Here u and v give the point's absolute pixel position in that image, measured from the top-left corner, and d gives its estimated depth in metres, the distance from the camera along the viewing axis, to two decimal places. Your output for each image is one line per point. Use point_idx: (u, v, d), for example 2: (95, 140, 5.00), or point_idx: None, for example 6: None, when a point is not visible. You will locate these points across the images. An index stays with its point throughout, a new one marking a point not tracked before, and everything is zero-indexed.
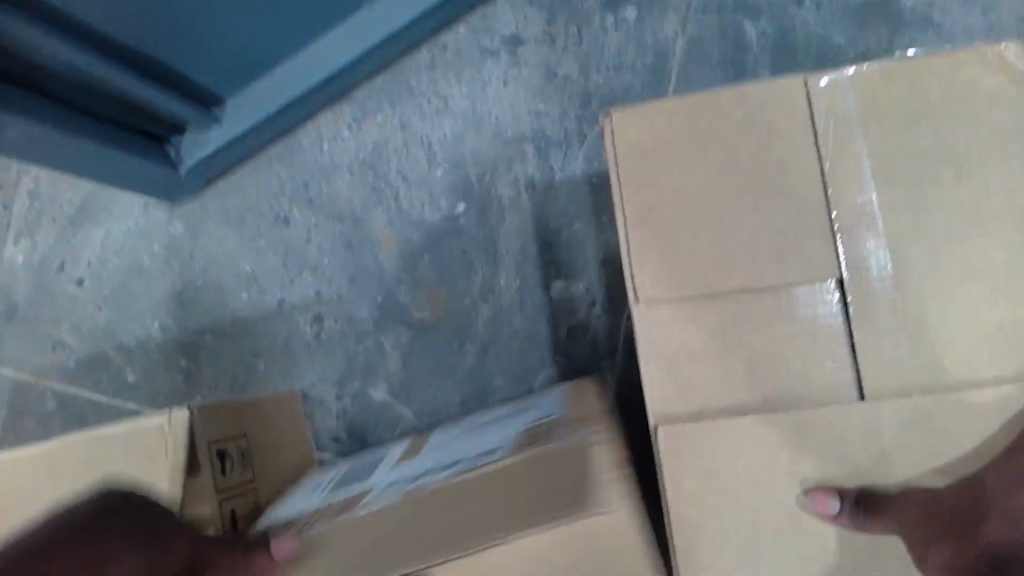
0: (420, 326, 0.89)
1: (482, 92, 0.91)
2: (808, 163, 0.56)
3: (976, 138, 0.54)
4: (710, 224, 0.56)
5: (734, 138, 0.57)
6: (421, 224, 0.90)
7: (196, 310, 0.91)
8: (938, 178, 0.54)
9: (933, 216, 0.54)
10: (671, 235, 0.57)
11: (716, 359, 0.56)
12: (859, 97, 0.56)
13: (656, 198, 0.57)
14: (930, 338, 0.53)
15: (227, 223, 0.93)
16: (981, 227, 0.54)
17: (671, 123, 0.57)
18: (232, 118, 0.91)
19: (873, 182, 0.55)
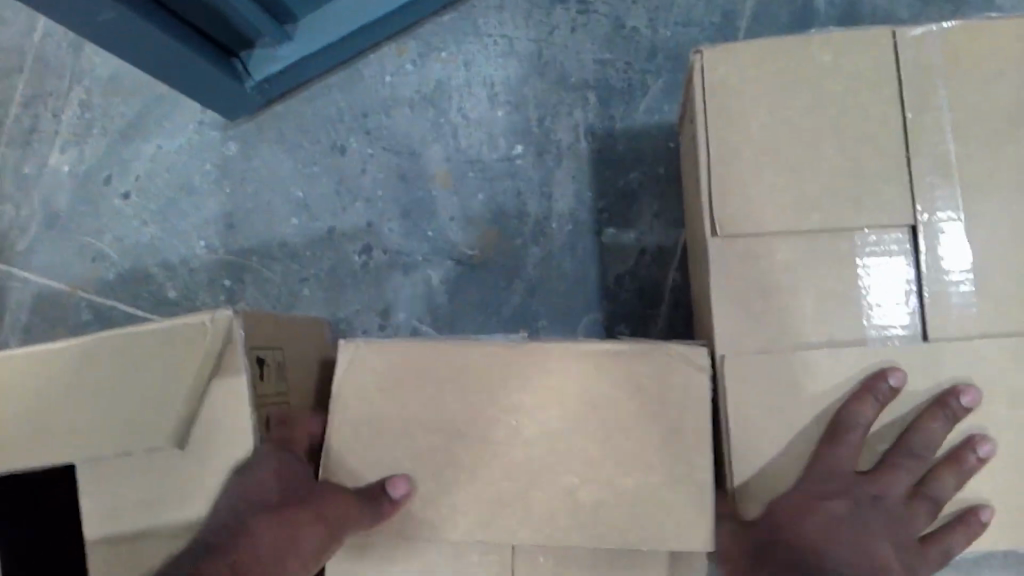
0: (468, 263, 0.87)
1: (549, 36, 0.89)
2: (893, 111, 0.57)
3: None
4: (794, 164, 0.58)
5: (823, 80, 0.58)
6: (477, 163, 0.89)
7: (242, 232, 0.92)
8: (1014, 135, 0.56)
9: (1009, 172, 0.56)
10: (755, 169, 0.58)
11: (789, 295, 0.57)
12: (947, 52, 0.57)
13: (743, 134, 0.59)
14: (993, 291, 0.55)
15: (281, 147, 0.92)
16: None
17: (763, 63, 0.59)
18: (301, 38, 0.88)
19: (953, 133, 0.57)
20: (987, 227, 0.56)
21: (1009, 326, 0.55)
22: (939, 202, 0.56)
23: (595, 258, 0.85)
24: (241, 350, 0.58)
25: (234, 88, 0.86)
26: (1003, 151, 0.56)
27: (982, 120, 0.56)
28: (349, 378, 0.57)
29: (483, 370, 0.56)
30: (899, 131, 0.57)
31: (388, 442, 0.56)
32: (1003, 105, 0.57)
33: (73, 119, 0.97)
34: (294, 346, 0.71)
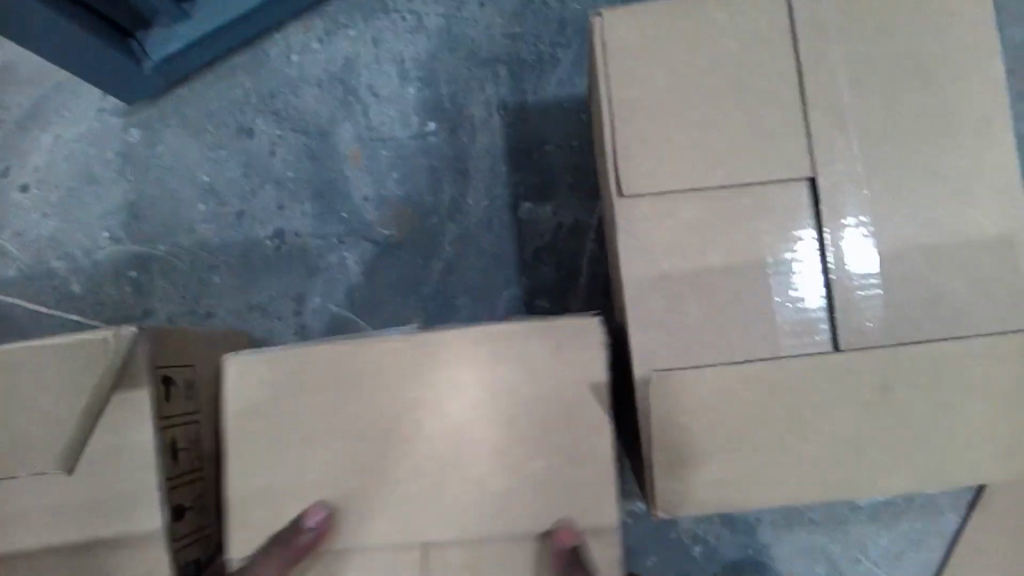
0: (385, 243, 0.85)
1: (458, 12, 0.88)
2: (786, 63, 0.57)
3: (940, 51, 0.56)
4: (693, 122, 0.57)
5: (718, 34, 0.58)
6: (390, 141, 0.87)
7: (148, 221, 0.88)
8: (907, 84, 0.56)
9: (901, 122, 0.56)
10: (656, 126, 0.57)
11: (693, 255, 0.56)
12: (839, 3, 0.57)
13: (642, 93, 0.57)
14: (891, 238, 0.55)
15: (186, 131, 0.89)
16: (944, 135, 0.56)
17: (659, 20, 0.58)
18: (199, 16, 0.85)
19: (849, 83, 0.56)
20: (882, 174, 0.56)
21: (906, 272, 0.55)
22: (838, 150, 0.56)
23: (512, 233, 0.84)
24: (144, 367, 0.53)
25: (130, 68, 0.83)
26: (897, 101, 0.56)
27: (875, 70, 0.56)
28: (234, 401, 0.51)
29: (377, 372, 0.51)
30: (795, 84, 0.57)
31: (293, 462, 0.50)
32: (896, 55, 0.57)
33: None
34: (208, 364, 0.66)
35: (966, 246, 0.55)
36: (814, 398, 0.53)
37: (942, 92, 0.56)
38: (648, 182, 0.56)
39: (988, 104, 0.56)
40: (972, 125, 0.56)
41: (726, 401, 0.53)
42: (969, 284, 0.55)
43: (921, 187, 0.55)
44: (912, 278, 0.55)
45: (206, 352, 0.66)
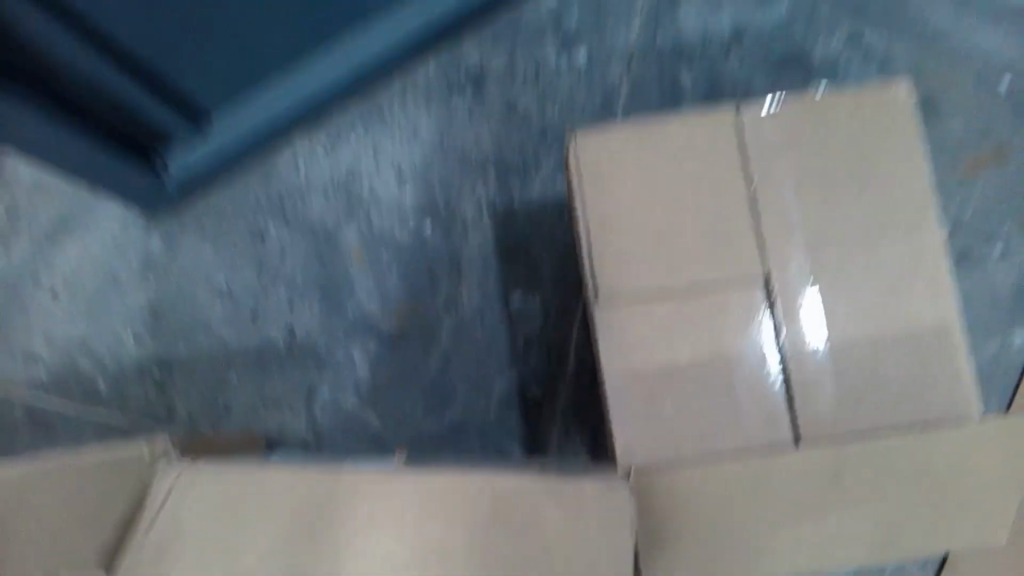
0: (386, 337, 0.93)
1: (450, 121, 0.95)
2: (743, 180, 0.61)
3: (877, 165, 0.61)
4: (661, 237, 0.61)
5: (683, 154, 0.61)
6: (390, 242, 0.94)
7: (169, 322, 0.96)
8: (849, 197, 0.61)
9: (845, 232, 0.60)
10: (627, 242, 0.61)
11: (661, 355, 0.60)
12: (786, 124, 0.61)
13: (614, 210, 0.61)
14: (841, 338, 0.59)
15: (201, 236, 0.97)
16: (883, 242, 0.61)
17: (631, 140, 0.61)
18: (213, 137, 0.92)
19: (797, 198, 0.61)
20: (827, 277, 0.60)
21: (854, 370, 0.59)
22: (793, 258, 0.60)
23: (503, 325, 0.92)
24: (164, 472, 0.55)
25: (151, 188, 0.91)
26: (839, 213, 0.61)
27: (820, 185, 0.61)
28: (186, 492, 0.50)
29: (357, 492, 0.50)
30: (750, 199, 0.61)
31: (265, 498, 0.50)
32: (837, 171, 0.61)
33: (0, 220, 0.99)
34: None
35: (909, 343, 0.59)
36: (773, 486, 0.57)
37: (880, 203, 0.61)
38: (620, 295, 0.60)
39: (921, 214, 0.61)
40: (907, 232, 0.61)
41: (694, 491, 0.58)
42: (913, 376, 0.59)
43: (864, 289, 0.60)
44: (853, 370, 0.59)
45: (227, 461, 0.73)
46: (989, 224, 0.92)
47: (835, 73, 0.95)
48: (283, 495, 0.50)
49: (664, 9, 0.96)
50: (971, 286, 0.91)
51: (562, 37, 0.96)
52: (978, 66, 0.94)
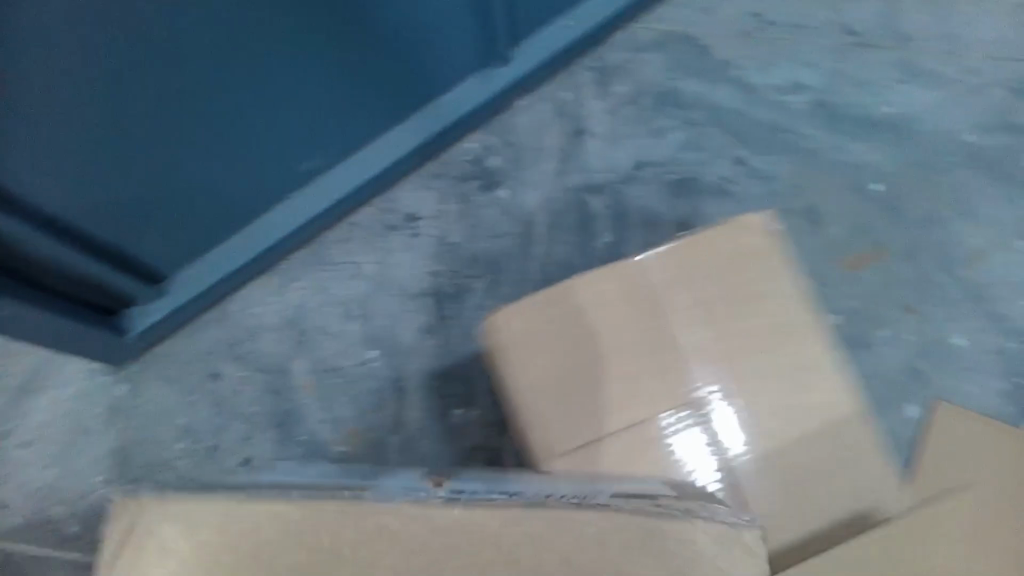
0: (339, 460, 1.00)
1: (388, 259, 1.06)
2: (648, 320, 0.72)
3: (747, 281, 0.74)
4: (593, 382, 0.70)
5: (589, 310, 0.72)
6: (339, 371, 1.03)
7: (134, 463, 1.02)
8: (738, 315, 0.73)
9: (747, 345, 0.72)
10: (587, 397, 0.70)
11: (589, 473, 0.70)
12: (662, 266, 0.73)
13: (538, 372, 0.72)
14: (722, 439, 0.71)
15: (163, 380, 1.05)
16: (774, 347, 0.73)
17: (545, 312, 0.73)
18: (171, 292, 1.02)
19: (698, 325, 0.72)
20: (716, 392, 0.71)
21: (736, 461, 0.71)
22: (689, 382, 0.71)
23: (446, 438, 1.00)
24: None
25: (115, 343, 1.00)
26: (741, 331, 0.73)
27: (708, 311, 0.72)
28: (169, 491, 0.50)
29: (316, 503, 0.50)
30: (659, 333, 0.72)
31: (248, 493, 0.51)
32: (716, 296, 0.73)
33: None
34: None
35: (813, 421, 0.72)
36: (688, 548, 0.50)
37: (755, 309, 0.73)
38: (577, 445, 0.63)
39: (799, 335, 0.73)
40: (791, 331, 0.73)
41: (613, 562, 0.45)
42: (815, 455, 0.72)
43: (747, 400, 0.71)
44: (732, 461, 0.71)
45: None
46: (877, 312, 1.03)
47: (727, 189, 1.05)
48: (287, 524, 0.44)
49: (573, 148, 1.08)
50: (866, 365, 1.02)
51: (485, 179, 1.08)
52: (850, 177, 1.05)
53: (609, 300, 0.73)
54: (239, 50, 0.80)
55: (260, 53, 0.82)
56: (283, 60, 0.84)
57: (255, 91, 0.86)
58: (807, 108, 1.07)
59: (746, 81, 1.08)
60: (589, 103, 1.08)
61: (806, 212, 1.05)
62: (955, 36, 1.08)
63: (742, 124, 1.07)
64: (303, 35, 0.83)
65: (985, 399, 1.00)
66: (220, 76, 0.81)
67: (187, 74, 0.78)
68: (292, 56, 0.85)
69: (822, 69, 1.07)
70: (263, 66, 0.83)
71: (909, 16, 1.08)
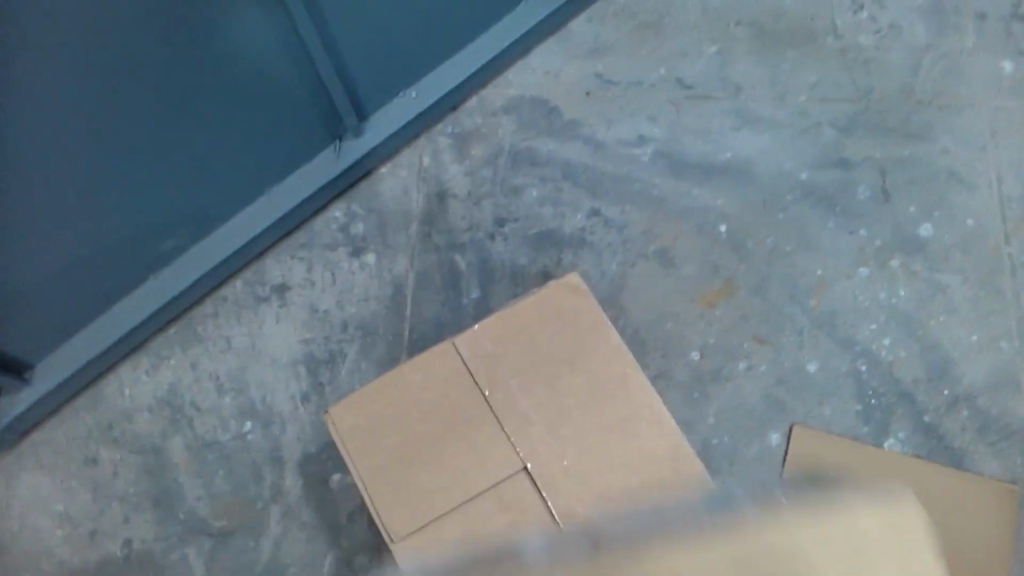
0: (219, 534, 1.01)
1: (260, 330, 1.08)
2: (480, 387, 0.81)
3: (566, 339, 0.83)
4: (429, 456, 0.79)
5: (417, 387, 0.82)
6: (216, 446, 1.04)
7: (13, 555, 1.02)
8: (561, 373, 0.81)
9: (570, 399, 0.80)
10: (418, 472, 0.79)
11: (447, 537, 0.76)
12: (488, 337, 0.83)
13: (381, 454, 0.80)
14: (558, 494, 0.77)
15: (39, 468, 1.05)
16: (596, 396, 0.81)
17: (378, 399, 0.82)
18: (39, 379, 1.03)
19: (521, 385, 0.81)
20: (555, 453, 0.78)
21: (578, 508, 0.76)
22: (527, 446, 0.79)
23: (324, 503, 1.01)
24: None
25: None
26: (563, 388, 0.81)
27: (532, 372, 0.81)
28: None
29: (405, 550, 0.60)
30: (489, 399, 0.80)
31: None
32: (540, 356, 0.82)
33: None
34: None
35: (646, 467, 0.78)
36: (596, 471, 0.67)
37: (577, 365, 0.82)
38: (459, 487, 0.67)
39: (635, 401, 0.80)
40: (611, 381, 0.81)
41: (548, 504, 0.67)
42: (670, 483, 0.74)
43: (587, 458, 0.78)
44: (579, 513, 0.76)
45: None
46: (734, 344, 1.06)
47: (584, 240, 1.11)
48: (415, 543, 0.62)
49: (435, 210, 1.12)
50: (727, 397, 1.05)
51: (351, 246, 1.11)
52: (697, 220, 1.11)
53: (439, 375, 0.82)
54: (107, 149, 0.86)
55: (127, 148, 0.87)
56: (153, 157, 0.90)
57: (127, 184, 0.91)
58: (651, 158, 1.13)
59: (595, 137, 1.14)
60: (448, 166, 1.14)
61: (659, 255, 1.10)
62: (783, 83, 1.15)
63: (592, 178, 1.13)
64: (168, 129, 0.89)
65: (839, 420, 1.03)
66: (92, 171, 0.86)
67: (58, 173, 0.84)
68: (175, 152, 0.92)
69: (663, 121, 1.14)
70: (132, 158, 0.89)
71: (740, 66, 1.16)
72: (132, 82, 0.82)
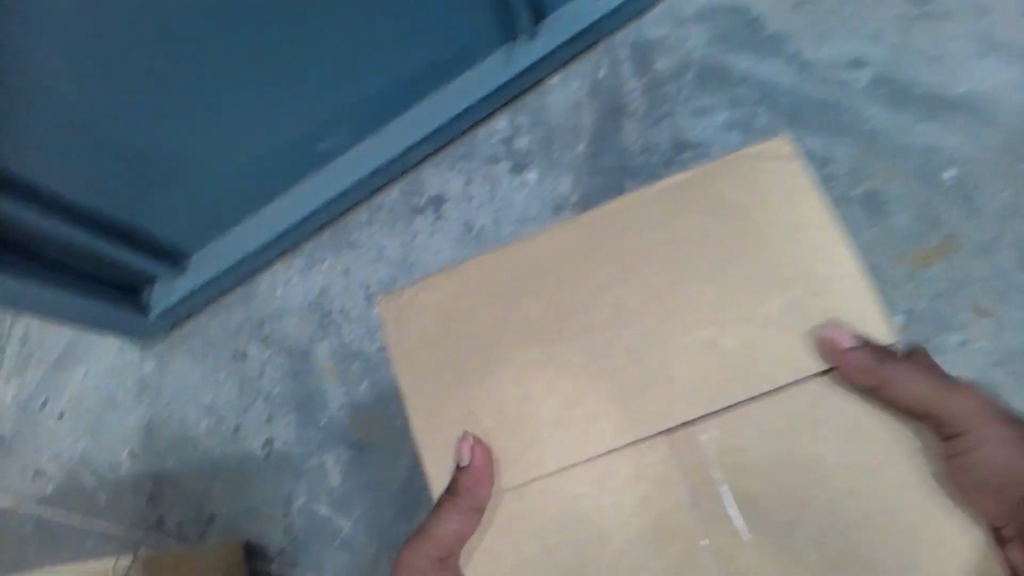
0: (357, 447, 0.99)
1: (413, 243, 1.03)
2: (613, 274, 0.57)
3: (757, 225, 0.56)
4: (520, 364, 0.57)
5: (524, 266, 0.59)
6: (360, 356, 1.01)
7: (160, 440, 1.04)
8: (737, 271, 0.55)
9: (737, 297, 0.55)
10: (503, 380, 0.57)
11: (592, 486, 0.53)
12: (638, 207, 0.58)
13: (457, 348, 0.58)
14: (751, 446, 0.52)
15: (191, 359, 1.06)
16: (778, 297, 0.54)
17: (472, 283, 0.59)
18: (193, 272, 1.02)
19: (673, 280, 0.56)
20: (745, 390, 0.53)
21: (792, 473, 0.51)
22: (703, 369, 0.54)
23: None
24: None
25: (139, 323, 1.02)
26: (742, 283, 0.55)
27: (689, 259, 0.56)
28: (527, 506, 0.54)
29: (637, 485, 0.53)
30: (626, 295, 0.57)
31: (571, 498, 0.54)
32: (717, 237, 0.56)
33: (15, 355, 1.08)
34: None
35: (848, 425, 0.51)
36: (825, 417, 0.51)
37: (753, 258, 0.55)
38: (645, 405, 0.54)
39: (856, 303, 0.54)
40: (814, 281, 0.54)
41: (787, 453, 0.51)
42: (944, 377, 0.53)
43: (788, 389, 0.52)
44: (795, 480, 0.51)
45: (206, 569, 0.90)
46: (946, 312, 0.91)
47: None
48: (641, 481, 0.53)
49: (609, 128, 1.01)
50: None
51: (514, 161, 1.03)
52: (916, 164, 0.94)
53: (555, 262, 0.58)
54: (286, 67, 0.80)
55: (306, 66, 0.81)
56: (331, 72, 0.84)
57: (303, 98, 0.86)
58: (867, 85, 0.97)
59: (801, 55, 0.99)
60: (626, 80, 1.02)
61: (865, 199, 0.95)
62: None
63: (794, 102, 0.98)
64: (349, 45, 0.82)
65: None
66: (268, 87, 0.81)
67: (236, 89, 0.79)
68: (351, 67, 0.86)
69: (886, 44, 0.97)
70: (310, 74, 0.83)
71: None
72: (298, 23, 0.74)
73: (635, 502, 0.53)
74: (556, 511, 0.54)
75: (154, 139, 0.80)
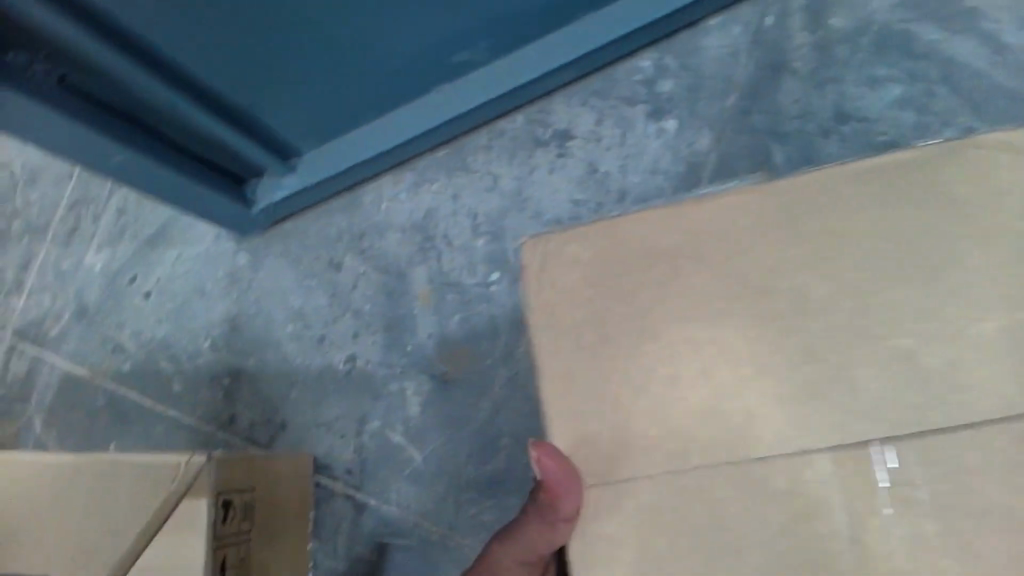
0: (440, 380, 0.95)
1: (531, 177, 0.96)
2: (799, 257, 0.50)
3: (980, 226, 0.48)
4: (673, 340, 0.51)
5: (693, 230, 0.51)
6: (457, 287, 0.96)
7: (243, 336, 1.01)
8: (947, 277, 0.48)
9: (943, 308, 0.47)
10: (652, 355, 0.51)
11: (735, 492, 0.48)
12: (841, 184, 0.50)
13: (605, 310, 0.52)
14: (927, 484, 0.46)
15: (285, 259, 1.02)
16: (992, 315, 0.47)
17: (632, 240, 0.52)
18: (302, 171, 0.98)
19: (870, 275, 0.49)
20: (936, 418, 0.46)
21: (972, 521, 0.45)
22: (890, 386, 0.47)
23: None
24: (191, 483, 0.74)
25: (239, 214, 0.98)
26: (951, 293, 0.47)
27: (892, 255, 0.48)
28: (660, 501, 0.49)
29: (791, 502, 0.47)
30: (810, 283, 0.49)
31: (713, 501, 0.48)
32: (930, 233, 0.48)
33: (109, 224, 1.05)
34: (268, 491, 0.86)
35: None
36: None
37: (969, 265, 0.47)
38: (815, 413, 0.48)
39: None
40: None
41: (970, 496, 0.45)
42: None
43: (989, 427, 0.45)
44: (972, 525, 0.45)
45: (272, 478, 0.87)
46: None
47: None
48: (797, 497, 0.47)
49: (764, 85, 0.92)
50: None
51: (653, 105, 0.95)
52: None
53: (732, 232, 0.51)
54: None
55: None
56: None
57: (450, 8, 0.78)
58: None
59: (999, 35, 0.88)
60: (793, 35, 0.93)
61: None
62: None
63: (981, 89, 0.87)
64: None
65: None
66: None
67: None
68: None
69: None
70: None
71: None
72: None
73: (786, 520, 0.47)
74: (693, 512, 0.49)
75: (288, 31, 0.75)
